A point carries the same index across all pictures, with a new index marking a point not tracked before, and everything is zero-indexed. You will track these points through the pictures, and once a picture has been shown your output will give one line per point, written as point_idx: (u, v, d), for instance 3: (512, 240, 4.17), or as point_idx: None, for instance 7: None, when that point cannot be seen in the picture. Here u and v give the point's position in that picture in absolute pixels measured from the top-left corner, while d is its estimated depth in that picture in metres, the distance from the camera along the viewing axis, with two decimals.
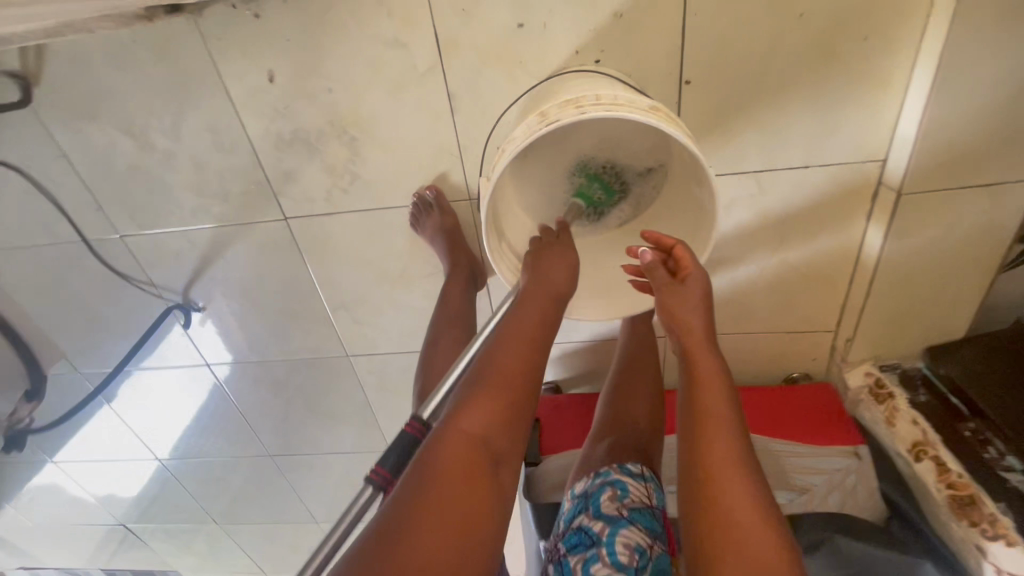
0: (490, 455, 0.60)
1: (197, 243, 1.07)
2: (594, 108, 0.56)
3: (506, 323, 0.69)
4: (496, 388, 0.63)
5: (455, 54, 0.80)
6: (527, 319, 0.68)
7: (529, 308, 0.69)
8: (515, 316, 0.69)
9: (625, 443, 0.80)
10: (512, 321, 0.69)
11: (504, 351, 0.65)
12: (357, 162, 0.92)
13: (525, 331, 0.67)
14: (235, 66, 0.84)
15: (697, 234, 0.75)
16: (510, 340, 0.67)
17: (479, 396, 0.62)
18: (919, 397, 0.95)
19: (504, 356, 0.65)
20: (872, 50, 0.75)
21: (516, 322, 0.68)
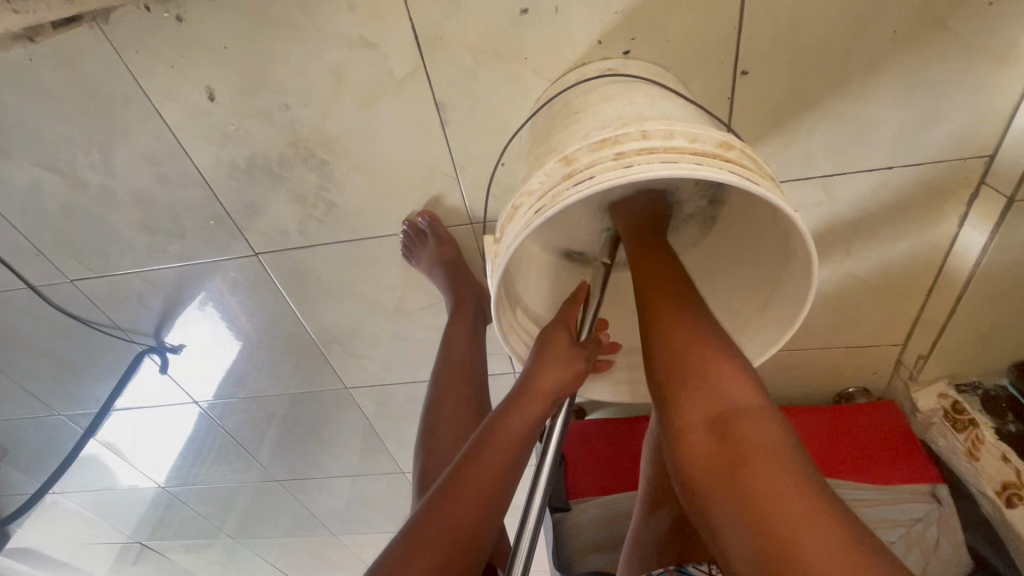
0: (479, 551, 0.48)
1: (159, 284, 0.92)
2: (641, 158, 0.39)
3: (486, 428, 0.52)
4: (450, 531, 0.46)
5: (440, 53, 0.62)
6: (509, 421, 0.52)
7: (521, 408, 0.52)
8: (496, 425, 0.52)
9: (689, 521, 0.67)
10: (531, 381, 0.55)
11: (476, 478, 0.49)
12: (332, 189, 0.76)
13: (502, 440, 0.51)
14: (165, 83, 0.66)
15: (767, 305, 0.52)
16: (482, 458, 0.50)
17: (425, 544, 0.46)
18: (1008, 425, 0.81)
19: (469, 481, 0.49)
20: (992, 18, 0.57)
21: (493, 431, 0.52)
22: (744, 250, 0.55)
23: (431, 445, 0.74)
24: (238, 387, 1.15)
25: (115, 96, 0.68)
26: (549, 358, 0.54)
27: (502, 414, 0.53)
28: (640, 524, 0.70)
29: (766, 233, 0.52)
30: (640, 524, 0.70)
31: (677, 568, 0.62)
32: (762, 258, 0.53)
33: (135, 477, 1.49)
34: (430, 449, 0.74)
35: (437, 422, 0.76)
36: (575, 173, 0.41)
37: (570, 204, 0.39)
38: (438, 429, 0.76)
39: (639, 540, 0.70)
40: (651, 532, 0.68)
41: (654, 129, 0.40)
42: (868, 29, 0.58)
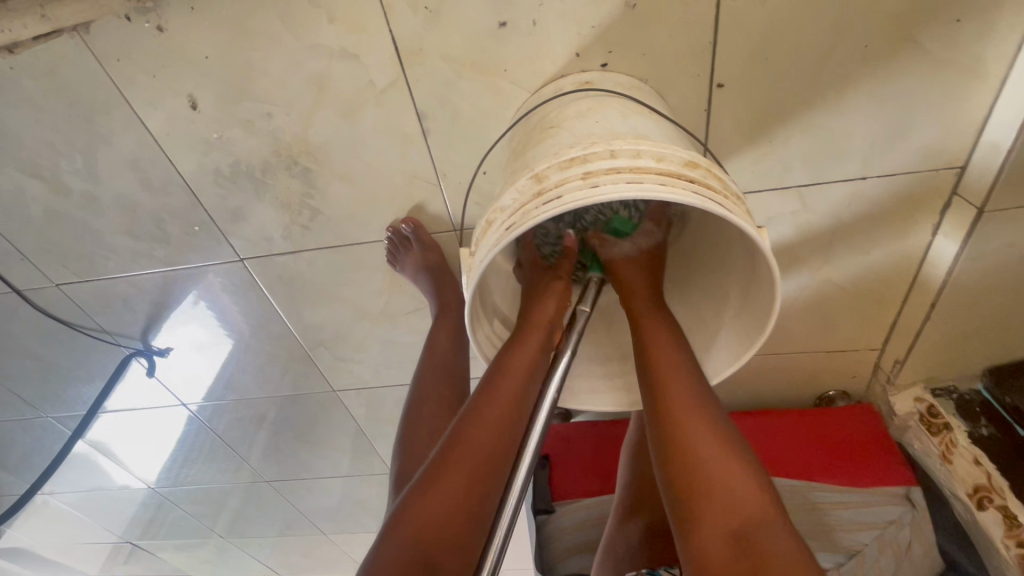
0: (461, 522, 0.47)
1: (145, 289, 0.93)
2: (606, 176, 0.39)
3: (494, 367, 0.55)
4: (471, 456, 0.50)
5: (420, 64, 0.63)
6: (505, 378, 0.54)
7: (521, 347, 0.56)
8: (503, 363, 0.55)
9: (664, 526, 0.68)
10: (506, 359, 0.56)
11: (489, 411, 0.52)
12: (316, 196, 0.76)
13: (511, 376, 0.54)
14: (147, 91, 0.66)
15: (750, 293, 0.52)
16: (495, 390, 0.53)
17: (449, 469, 0.49)
18: (980, 429, 0.83)
19: (484, 412, 0.52)
20: (961, 35, 0.58)
21: (502, 368, 0.55)
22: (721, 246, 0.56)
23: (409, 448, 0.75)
24: (226, 390, 1.16)
25: (98, 104, 0.68)
26: (546, 298, 0.58)
27: (508, 353, 0.56)
28: (614, 528, 0.71)
29: (733, 245, 0.54)
30: (614, 528, 0.71)
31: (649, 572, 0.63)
32: (734, 254, 0.54)
33: (124, 477, 1.50)
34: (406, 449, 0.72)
35: (416, 423, 0.76)
36: (544, 191, 0.41)
37: (538, 222, 0.40)
38: (416, 429, 0.75)
39: (612, 544, 0.70)
40: (625, 538, 0.69)
41: (622, 148, 0.41)
42: (841, 44, 0.60)
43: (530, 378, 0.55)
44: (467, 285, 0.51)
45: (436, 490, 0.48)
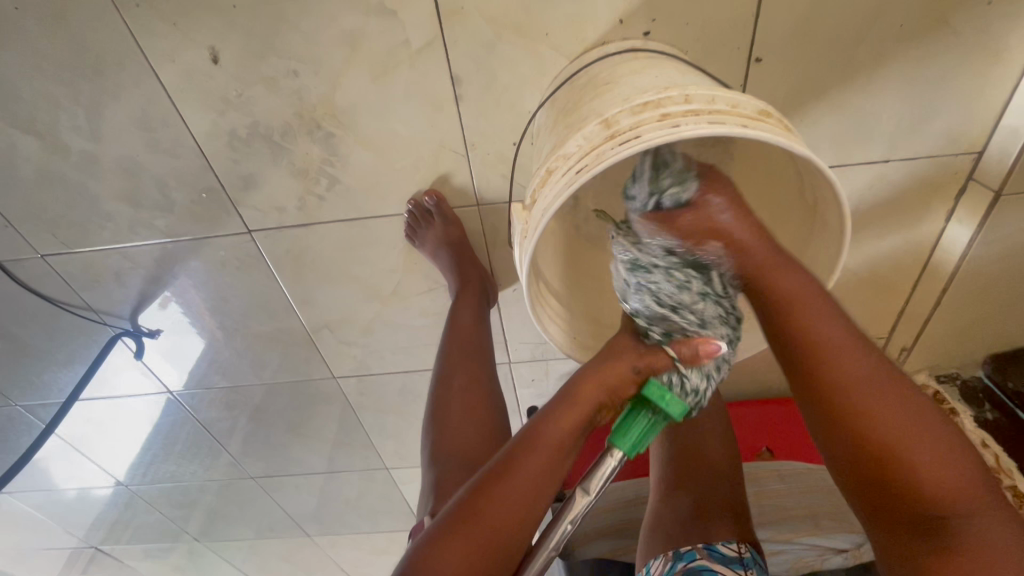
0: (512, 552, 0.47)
1: (140, 262, 0.87)
2: (686, 118, 0.39)
3: (526, 432, 0.52)
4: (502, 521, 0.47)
5: (460, 25, 0.61)
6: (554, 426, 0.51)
7: (554, 420, 0.52)
8: (531, 436, 0.51)
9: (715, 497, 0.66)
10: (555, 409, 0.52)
11: (517, 488, 0.48)
12: (337, 164, 0.73)
13: (544, 448, 0.50)
14: (165, 41, 0.63)
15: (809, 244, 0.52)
16: (522, 464, 0.49)
17: (468, 525, 0.46)
18: (985, 414, 0.86)
19: (510, 481, 0.48)
20: (991, 16, 0.60)
21: (534, 438, 0.51)
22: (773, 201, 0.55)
23: (441, 420, 0.75)
24: (217, 376, 1.10)
25: (111, 55, 0.64)
26: (592, 371, 0.52)
27: (545, 422, 0.52)
28: (659, 503, 0.69)
29: (787, 195, 0.53)
30: (660, 503, 0.68)
31: (706, 547, 0.60)
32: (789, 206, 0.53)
33: (95, 475, 1.40)
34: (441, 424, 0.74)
35: (448, 397, 0.77)
36: (617, 134, 0.40)
37: (614, 162, 0.39)
38: (449, 403, 0.76)
39: (658, 519, 0.67)
40: (673, 511, 0.66)
41: (696, 93, 0.41)
42: (876, 23, 0.61)
43: (562, 453, 0.51)
44: (518, 243, 0.49)
45: (449, 546, 0.46)
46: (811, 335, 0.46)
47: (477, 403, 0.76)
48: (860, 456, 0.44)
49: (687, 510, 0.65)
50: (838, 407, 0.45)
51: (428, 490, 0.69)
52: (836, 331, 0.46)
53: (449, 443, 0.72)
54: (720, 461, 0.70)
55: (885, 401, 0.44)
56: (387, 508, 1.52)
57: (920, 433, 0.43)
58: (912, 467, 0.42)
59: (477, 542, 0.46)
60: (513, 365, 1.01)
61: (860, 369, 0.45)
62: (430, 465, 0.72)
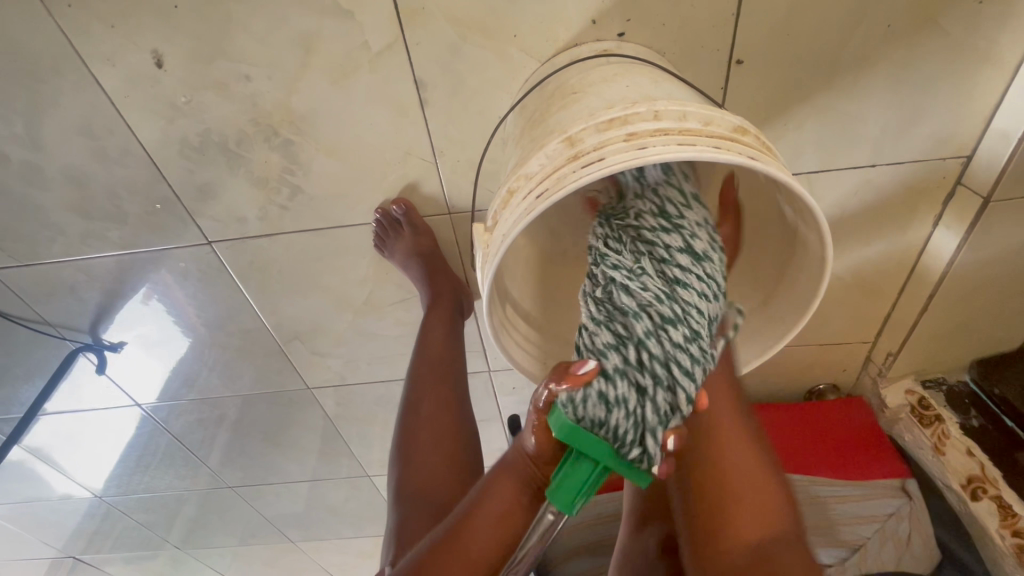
0: None
1: (96, 275, 0.83)
2: (654, 138, 0.35)
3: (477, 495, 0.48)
4: None
5: (422, 25, 0.57)
6: (494, 497, 0.47)
7: (499, 489, 0.46)
8: (478, 505, 0.47)
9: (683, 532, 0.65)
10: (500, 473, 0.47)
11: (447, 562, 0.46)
12: (298, 172, 0.69)
13: (482, 522, 0.46)
14: (104, 44, 0.58)
15: (789, 269, 0.49)
16: (460, 532, 0.47)
17: None
18: (970, 420, 0.84)
19: (448, 549, 0.47)
20: (981, 17, 0.57)
21: (480, 503, 0.47)
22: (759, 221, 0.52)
23: (409, 452, 0.72)
24: (186, 388, 1.06)
25: (45, 59, 0.60)
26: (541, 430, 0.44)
27: (494, 485, 0.47)
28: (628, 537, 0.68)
29: (768, 218, 0.51)
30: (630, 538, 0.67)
31: None
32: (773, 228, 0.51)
33: (67, 486, 1.36)
34: (408, 457, 0.72)
35: (415, 427, 0.74)
36: (580, 154, 0.37)
37: (577, 186, 0.36)
38: (415, 434, 0.74)
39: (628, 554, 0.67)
40: (641, 548, 0.66)
41: (666, 109, 0.37)
42: (862, 23, 0.58)
43: (507, 525, 0.46)
44: (480, 266, 0.46)
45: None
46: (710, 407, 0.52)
47: (445, 432, 0.73)
48: (705, 501, 0.51)
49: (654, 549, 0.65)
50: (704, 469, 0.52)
51: (392, 533, 0.67)
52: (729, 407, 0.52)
53: (415, 479, 0.70)
54: None
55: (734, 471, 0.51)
56: (370, 514, 1.50)
57: (757, 480, 0.51)
58: (753, 514, 0.50)
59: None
60: (492, 374, 0.98)
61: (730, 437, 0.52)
62: (394, 506, 0.70)
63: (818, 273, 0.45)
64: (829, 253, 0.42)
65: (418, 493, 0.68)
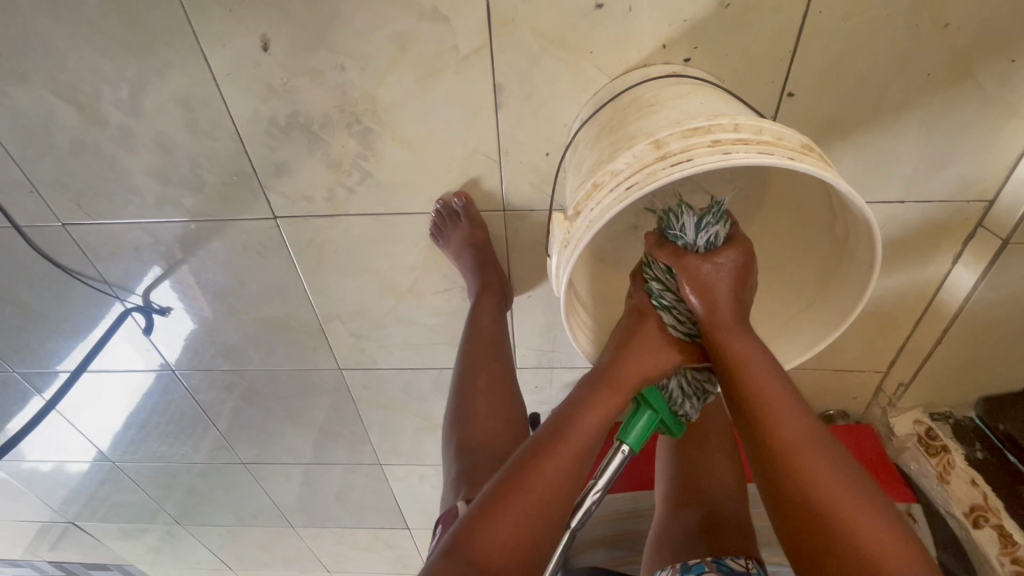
0: (558, 514, 0.53)
1: (161, 239, 0.87)
2: (738, 146, 0.41)
3: (559, 417, 0.56)
4: (540, 490, 0.51)
5: (508, 35, 0.63)
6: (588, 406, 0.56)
7: (598, 398, 0.56)
8: (574, 412, 0.56)
9: (724, 515, 0.69)
10: (591, 387, 0.57)
11: (556, 459, 0.53)
12: (370, 158, 0.75)
13: (583, 424, 0.55)
14: (218, 25, 0.65)
15: (836, 271, 0.56)
16: (565, 440, 0.54)
17: (514, 496, 0.51)
18: (976, 453, 0.88)
19: (553, 455, 0.53)
20: (1012, 75, 0.63)
21: (576, 413, 0.56)
22: (808, 226, 0.59)
23: (464, 417, 0.78)
24: (222, 359, 1.10)
25: (163, 34, 0.66)
26: (632, 355, 0.58)
27: (583, 400, 0.57)
28: (667, 516, 0.72)
29: (816, 224, 0.58)
30: (670, 516, 0.72)
31: (714, 561, 0.62)
32: (820, 231, 0.58)
33: (82, 450, 1.38)
34: (466, 419, 0.78)
35: (472, 394, 0.79)
36: (669, 155, 0.43)
37: (667, 182, 0.41)
38: (473, 399, 0.79)
39: (666, 531, 0.71)
40: (681, 522, 0.70)
41: (746, 123, 0.43)
42: (906, 69, 0.64)
43: (598, 430, 0.56)
44: (557, 251, 0.51)
45: (493, 523, 0.50)
46: (775, 436, 0.50)
47: (500, 400, 0.79)
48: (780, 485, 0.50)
49: (694, 522, 0.69)
50: (815, 521, 0.47)
51: (458, 482, 0.72)
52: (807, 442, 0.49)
53: (474, 438, 0.76)
54: (729, 481, 0.73)
55: (889, 554, 0.44)
56: (373, 504, 1.52)
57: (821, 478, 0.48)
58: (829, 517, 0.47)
59: (518, 512, 0.50)
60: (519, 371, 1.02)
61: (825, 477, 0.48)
62: (454, 459, 0.76)
63: (862, 254, 0.51)
64: (876, 247, 0.48)
65: (478, 449, 0.74)
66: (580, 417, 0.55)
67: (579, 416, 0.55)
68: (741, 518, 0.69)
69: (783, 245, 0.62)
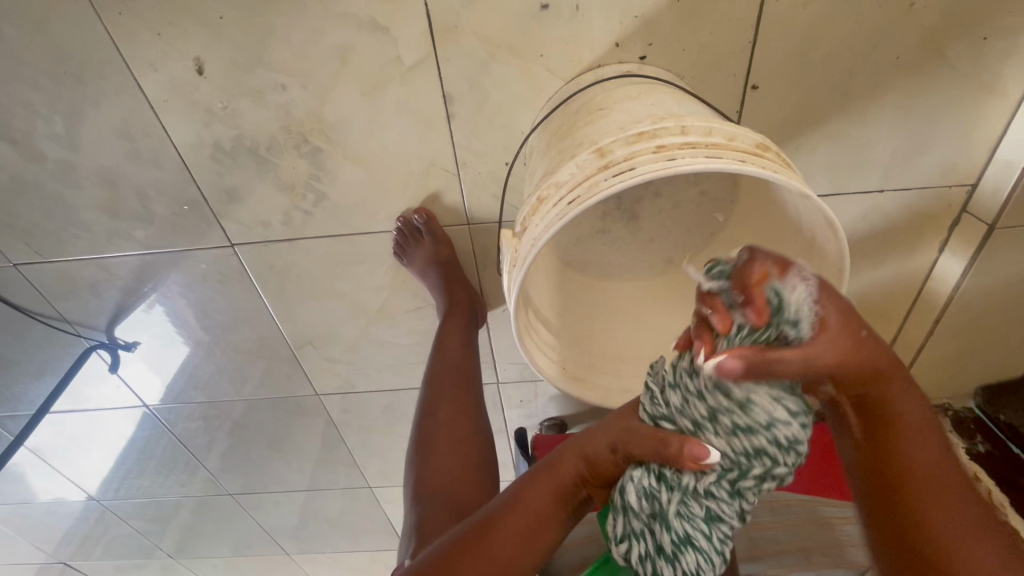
0: None
1: (117, 274, 0.84)
2: (684, 150, 0.38)
3: (504, 499, 0.48)
4: None
5: (452, 41, 0.60)
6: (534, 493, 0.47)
7: (547, 484, 0.47)
8: (518, 495, 0.48)
9: None
10: (543, 470, 0.48)
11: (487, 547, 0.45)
12: (323, 179, 0.71)
13: (526, 512, 0.46)
14: (149, 49, 0.61)
15: None
16: (501, 527, 0.46)
17: None
18: (977, 446, 0.81)
19: (483, 544, 0.46)
20: (984, 53, 0.60)
21: (520, 498, 0.47)
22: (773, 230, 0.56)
23: (426, 451, 0.73)
24: (196, 391, 1.07)
25: (92, 63, 0.62)
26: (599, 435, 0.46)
27: (534, 484, 0.48)
28: None
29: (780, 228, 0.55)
30: None
31: None
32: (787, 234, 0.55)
33: (65, 490, 1.35)
34: (425, 455, 0.72)
35: (433, 425, 0.75)
36: (611, 164, 0.39)
37: (610, 193, 0.38)
38: (433, 431, 0.74)
39: None
40: None
41: (693, 124, 0.40)
42: (873, 54, 0.61)
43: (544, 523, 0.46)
44: (507, 270, 0.48)
45: None
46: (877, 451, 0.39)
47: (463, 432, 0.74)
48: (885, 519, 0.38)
49: None
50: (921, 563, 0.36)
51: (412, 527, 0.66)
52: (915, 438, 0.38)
53: (432, 479, 0.70)
54: None
55: None
56: (368, 528, 1.48)
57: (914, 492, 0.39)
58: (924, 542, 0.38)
59: None
60: (502, 386, 0.99)
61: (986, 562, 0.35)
62: (412, 506, 0.69)
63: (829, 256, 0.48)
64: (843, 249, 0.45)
65: (434, 492, 0.68)
66: (522, 503, 0.47)
67: (523, 502, 0.47)
68: None
69: None
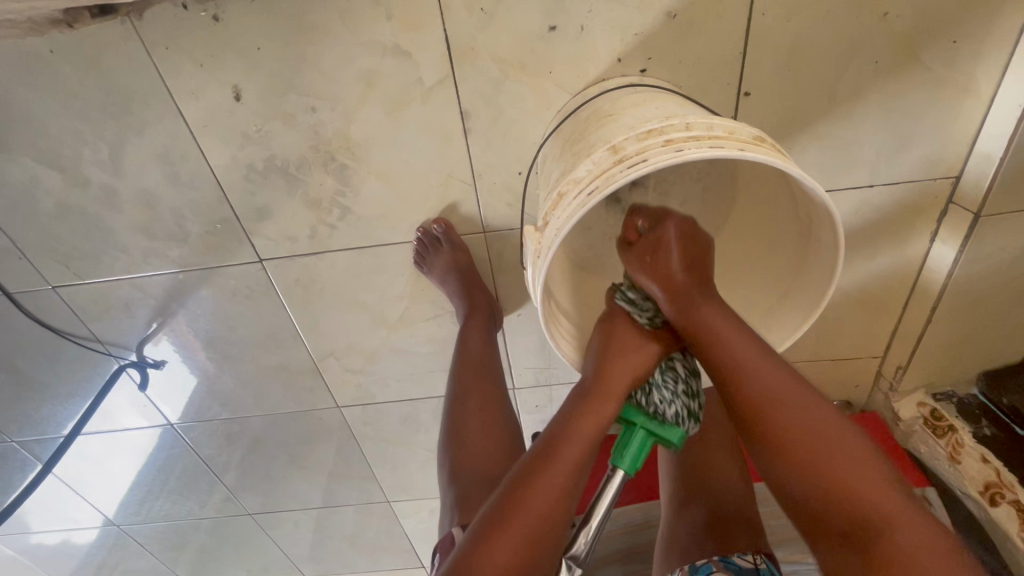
0: (557, 530, 0.52)
1: (151, 293, 0.88)
2: (689, 142, 0.43)
3: (551, 437, 0.55)
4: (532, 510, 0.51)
5: (469, 62, 0.66)
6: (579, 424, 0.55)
7: (590, 414, 0.55)
8: (563, 431, 0.55)
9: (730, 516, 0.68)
10: (579, 403, 0.57)
11: (549, 476, 0.52)
12: (348, 194, 0.76)
13: (576, 441, 0.54)
14: (190, 79, 0.67)
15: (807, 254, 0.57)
16: (557, 460, 0.53)
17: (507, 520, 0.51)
18: (982, 429, 0.86)
19: (545, 477, 0.52)
20: (956, 55, 0.65)
21: (566, 431, 0.55)
22: (774, 216, 0.61)
23: (457, 441, 0.77)
24: (221, 408, 1.09)
25: (138, 94, 0.68)
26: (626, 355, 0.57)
27: (576, 414, 0.56)
28: (674, 518, 0.71)
29: (780, 212, 0.60)
30: (677, 515, 0.71)
31: (722, 560, 0.62)
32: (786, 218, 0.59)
33: (86, 516, 1.36)
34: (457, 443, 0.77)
35: (463, 417, 0.79)
36: (625, 158, 0.44)
37: (625, 183, 0.42)
38: (464, 422, 0.79)
39: (674, 534, 0.69)
40: (688, 526, 0.68)
41: (696, 121, 0.45)
42: (854, 59, 0.66)
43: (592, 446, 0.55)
44: (531, 262, 0.52)
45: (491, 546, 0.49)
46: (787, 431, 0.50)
47: (490, 423, 0.78)
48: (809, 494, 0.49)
49: (700, 524, 0.67)
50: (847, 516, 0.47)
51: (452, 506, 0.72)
52: (821, 423, 0.50)
53: (465, 463, 0.75)
54: (729, 477, 0.72)
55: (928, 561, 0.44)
56: (385, 546, 1.48)
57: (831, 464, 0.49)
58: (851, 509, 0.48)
59: (523, 536, 0.50)
60: (518, 391, 1.01)
61: (911, 538, 0.45)
62: (448, 487, 0.75)
63: (825, 232, 0.53)
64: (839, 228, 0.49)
65: (469, 474, 0.73)
66: (570, 433, 0.55)
67: (571, 433, 0.55)
68: (749, 515, 0.68)
69: (753, 238, 0.63)
